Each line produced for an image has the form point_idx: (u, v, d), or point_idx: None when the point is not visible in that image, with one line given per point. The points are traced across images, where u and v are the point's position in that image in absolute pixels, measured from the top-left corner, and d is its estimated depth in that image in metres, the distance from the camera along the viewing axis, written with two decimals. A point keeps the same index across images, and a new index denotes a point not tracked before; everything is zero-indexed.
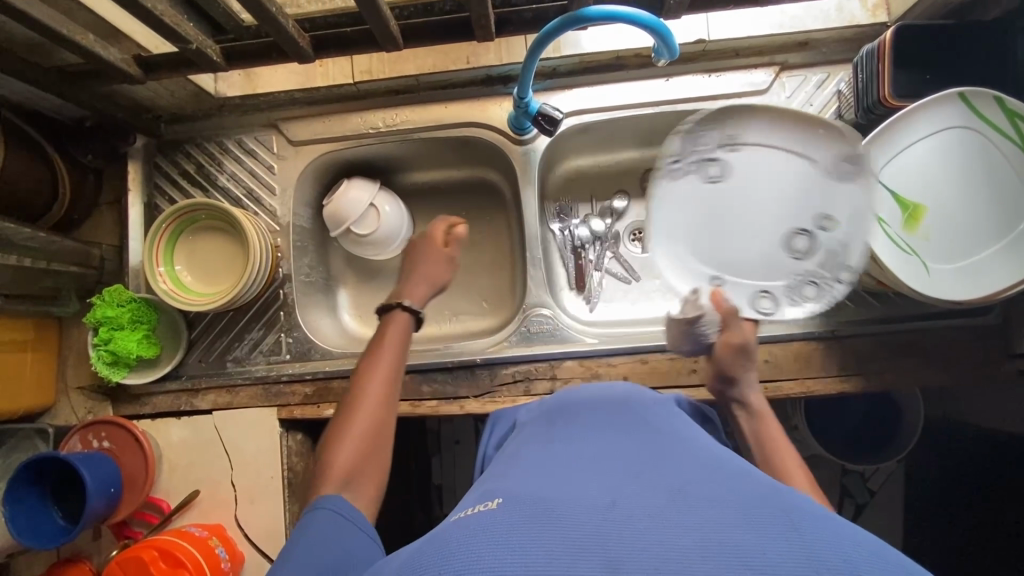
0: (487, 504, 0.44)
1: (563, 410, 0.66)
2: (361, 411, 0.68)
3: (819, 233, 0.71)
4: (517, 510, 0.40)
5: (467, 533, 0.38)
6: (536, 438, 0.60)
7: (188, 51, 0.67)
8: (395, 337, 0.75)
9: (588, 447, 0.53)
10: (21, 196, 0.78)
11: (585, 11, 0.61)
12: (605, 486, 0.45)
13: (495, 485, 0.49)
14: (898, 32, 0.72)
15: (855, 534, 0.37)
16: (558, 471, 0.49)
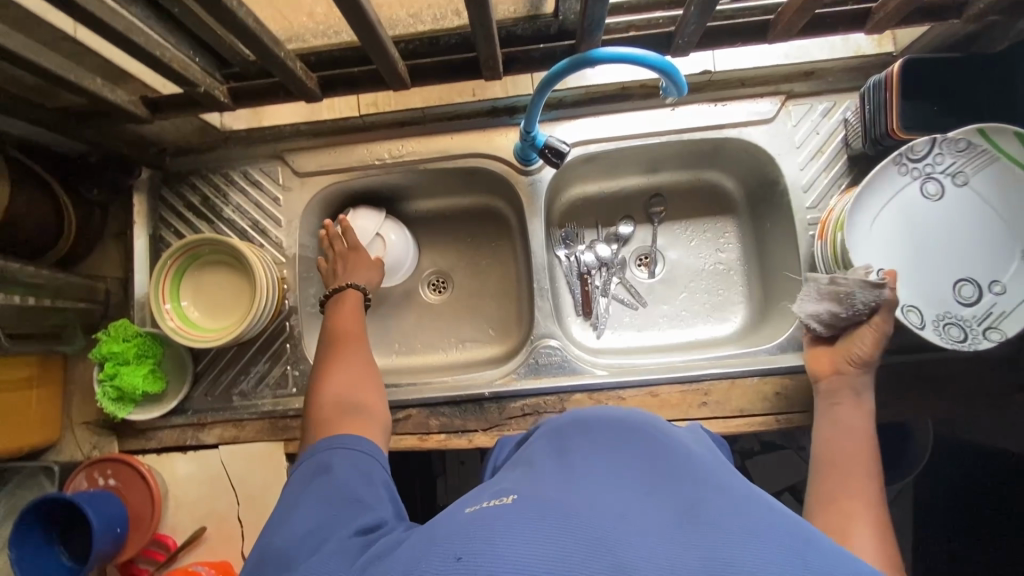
0: (502, 499, 0.43)
1: (588, 408, 0.63)
2: (334, 377, 0.73)
3: (991, 285, 0.69)
4: (531, 507, 0.40)
5: (479, 530, 0.38)
6: (563, 428, 0.57)
7: (194, 92, 0.66)
8: (351, 309, 0.82)
9: (618, 443, 0.51)
10: (26, 234, 0.78)
11: (593, 53, 0.61)
12: (626, 488, 0.43)
13: (511, 482, 0.48)
14: (905, 65, 0.73)
15: None
16: (582, 466, 0.47)
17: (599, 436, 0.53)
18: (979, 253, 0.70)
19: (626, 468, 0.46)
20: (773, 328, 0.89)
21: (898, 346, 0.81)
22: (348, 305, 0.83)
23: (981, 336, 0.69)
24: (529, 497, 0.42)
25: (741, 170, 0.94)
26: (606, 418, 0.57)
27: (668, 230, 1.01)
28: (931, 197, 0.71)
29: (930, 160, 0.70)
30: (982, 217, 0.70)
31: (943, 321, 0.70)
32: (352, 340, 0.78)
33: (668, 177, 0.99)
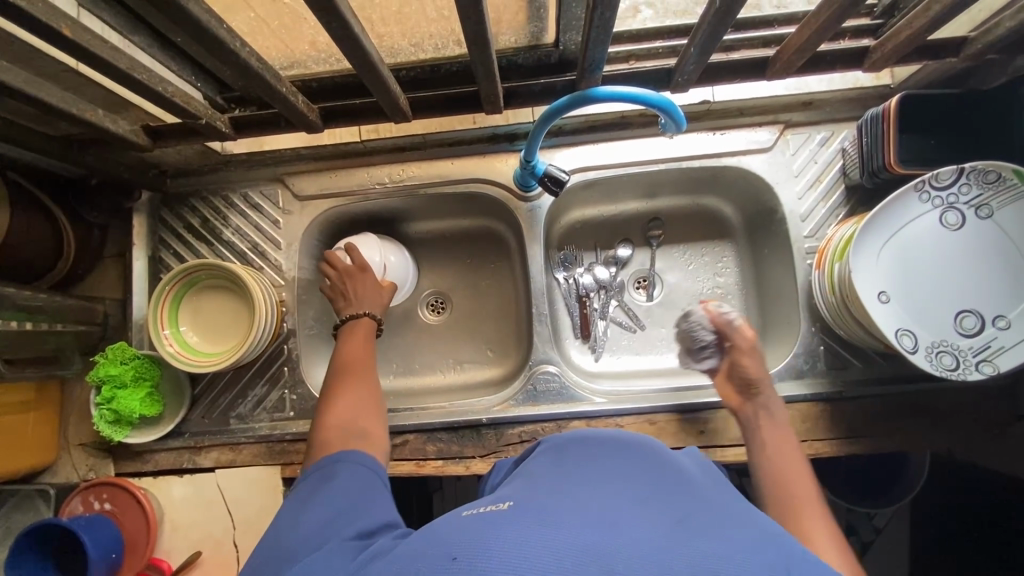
0: (498, 505, 0.44)
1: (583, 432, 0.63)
2: (341, 399, 0.72)
3: (997, 321, 0.65)
4: (526, 512, 0.41)
5: (473, 532, 0.39)
6: (556, 453, 0.57)
7: (196, 124, 0.67)
8: (361, 335, 0.81)
9: (609, 463, 0.52)
10: (26, 259, 0.78)
11: (593, 91, 0.61)
12: (614, 497, 0.44)
13: (503, 493, 0.48)
14: (902, 101, 0.73)
15: None
16: (573, 479, 0.48)
17: (596, 454, 0.54)
18: (993, 284, 0.66)
19: (619, 480, 0.47)
20: (770, 354, 0.90)
21: (895, 376, 0.81)
22: (358, 331, 0.82)
23: (972, 367, 0.65)
24: (524, 504, 0.43)
25: (739, 196, 0.95)
26: (605, 438, 0.58)
27: (667, 253, 1.01)
28: (949, 226, 0.68)
29: (955, 189, 0.67)
30: (996, 250, 0.67)
31: (936, 347, 0.66)
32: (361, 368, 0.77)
33: (667, 201, 0.99)
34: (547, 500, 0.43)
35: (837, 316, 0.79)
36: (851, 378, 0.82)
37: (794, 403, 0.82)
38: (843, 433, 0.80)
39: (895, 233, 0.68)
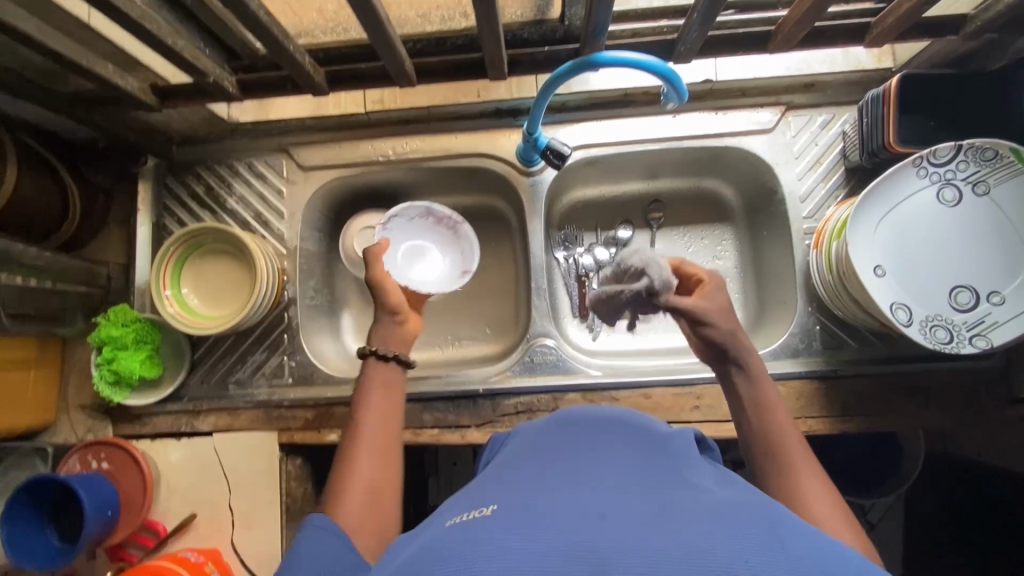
0: (482, 510, 0.44)
1: (571, 426, 0.64)
2: (364, 461, 0.63)
3: (990, 297, 0.66)
4: (510, 517, 0.40)
5: (458, 539, 0.38)
6: (544, 449, 0.58)
7: (204, 83, 0.68)
8: (384, 385, 0.71)
9: (596, 461, 0.52)
10: (31, 217, 0.79)
11: (596, 57, 0.62)
12: (600, 493, 0.44)
13: (488, 493, 0.48)
14: (903, 81, 0.74)
15: (840, 549, 0.36)
16: (559, 481, 0.48)
17: (578, 455, 0.54)
18: (987, 262, 0.67)
19: (602, 481, 0.47)
20: (767, 334, 0.90)
21: (888, 356, 0.82)
22: (382, 380, 0.71)
23: (967, 342, 0.65)
24: (508, 508, 0.43)
25: (740, 178, 0.95)
26: (589, 438, 0.59)
27: (667, 236, 1.01)
28: (946, 203, 0.68)
29: (952, 166, 0.68)
30: (990, 228, 0.68)
31: (930, 321, 0.67)
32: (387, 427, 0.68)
33: (669, 183, 1.00)
34: (530, 503, 0.43)
35: (833, 294, 0.80)
36: (845, 357, 0.83)
37: (788, 380, 0.82)
38: (836, 411, 0.81)
39: (892, 209, 0.69)
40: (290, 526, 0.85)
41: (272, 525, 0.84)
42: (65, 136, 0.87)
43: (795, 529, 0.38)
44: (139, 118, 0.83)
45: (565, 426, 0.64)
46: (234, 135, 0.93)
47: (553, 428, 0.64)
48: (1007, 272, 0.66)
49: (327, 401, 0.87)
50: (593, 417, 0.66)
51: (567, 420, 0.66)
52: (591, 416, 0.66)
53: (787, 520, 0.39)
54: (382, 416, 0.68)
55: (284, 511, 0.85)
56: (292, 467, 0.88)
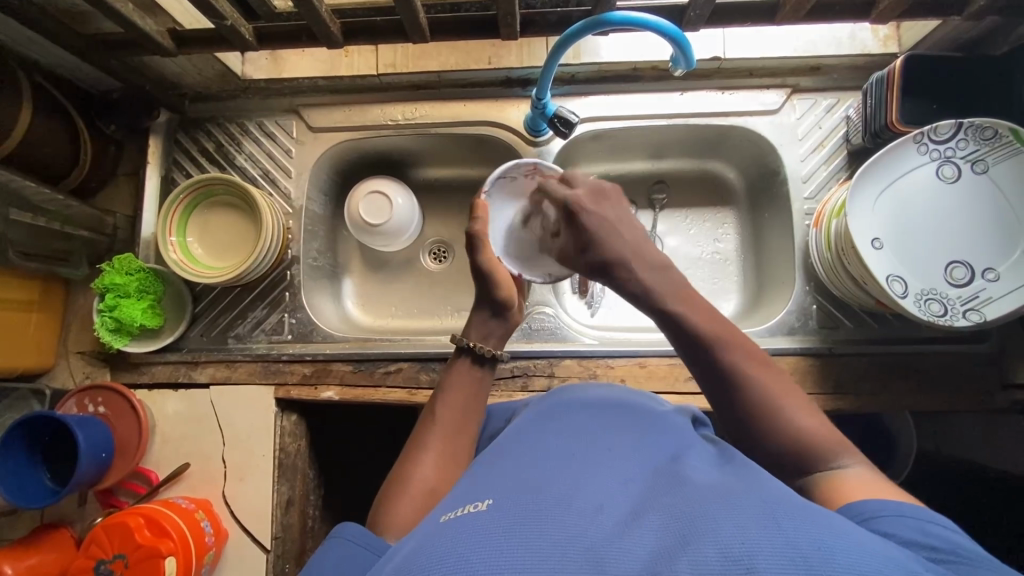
0: (477, 504, 0.43)
1: (566, 406, 0.64)
2: (427, 462, 0.61)
3: (984, 273, 0.67)
4: (507, 516, 0.40)
5: (454, 541, 0.38)
6: (539, 430, 0.58)
7: (222, 27, 0.69)
8: (461, 388, 0.68)
9: (592, 446, 0.52)
10: (43, 159, 0.80)
11: (608, 15, 0.65)
12: (598, 488, 0.44)
13: (484, 481, 0.48)
14: (907, 62, 0.75)
15: (835, 524, 0.37)
16: (557, 468, 0.48)
17: (577, 441, 0.53)
18: (983, 239, 0.68)
19: (603, 473, 0.47)
20: (764, 312, 0.91)
21: (884, 336, 0.83)
22: (461, 384, 0.68)
23: (960, 315, 0.66)
24: (505, 501, 0.42)
25: (744, 160, 0.96)
26: (587, 422, 0.58)
27: (669, 217, 1.02)
28: (945, 179, 0.70)
29: (952, 144, 0.69)
30: (987, 206, 0.69)
31: (925, 295, 0.68)
32: (459, 429, 0.65)
33: (673, 165, 1.01)
34: (529, 497, 0.42)
35: (831, 272, 0.80)
36: (841, 336, 0.84)
37: (784, 356, 0.83)
38: (830, 388, 0.81)
39: (889, 185, 0.70)
40: (282, 480, 0.85)
41: (264, 478, 0.84)
42: (81, 84, 0.88)
43: (798, 512, 0.38)
44: (155, 68, 0.85)
45: (562, 408, 0.63)
46: (247, 94, 0.95)
47: (547, 412, 0.63)
48: (1001, 249, 0.68)
49: (325, 358, 0.88)
50: (590, 399, 0.65)
51: (562, 403, 0.65)
52: (588, 399, 0.65)
53: (793, 503, 0.39)
54: (453, 418, 0.65)
55: (276, 465, 0.85)
56: (287, 422, 0.88)
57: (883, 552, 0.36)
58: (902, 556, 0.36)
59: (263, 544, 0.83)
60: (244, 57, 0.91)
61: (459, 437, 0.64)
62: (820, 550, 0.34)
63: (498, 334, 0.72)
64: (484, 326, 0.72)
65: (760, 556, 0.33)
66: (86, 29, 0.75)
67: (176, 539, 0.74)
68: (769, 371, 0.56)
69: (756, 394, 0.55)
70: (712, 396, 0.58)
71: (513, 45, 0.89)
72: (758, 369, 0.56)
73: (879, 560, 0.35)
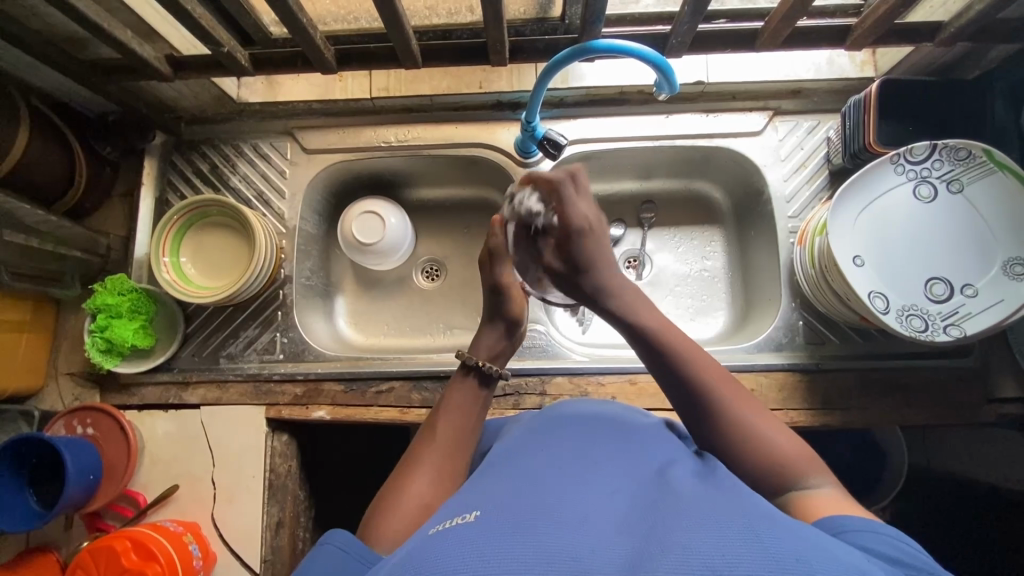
0: (465, 515, 0.43)
1: (556, 420, 0.64)
2: (421, 477, 0.60)
3: (962, 289, 0.69)
4: (496, 524, 0.40)
5: (442, 549, 0.38)
6: (528, 444, 0.58)
7: (219, 54, 0.72)
8: (461, 405, 0.68)
9: (577, 459, 0.52)
10: (39, 181, 0.81)
11: (594, 43, 0.68)
12: (582, 498, 0.45)
13: (473, 495, 0.48)
14: (882, 86, 0.77)
15: (810, 533, 0.38)
16: (544, 480, 0.48)
17: (563, 454, 0.54)
18: (960, 257, 0.70)
19: (592, 484, 0.47)
20: (752, 329, 0.92)
21: (870, 352, 0.84)
22: (462, 401, 0.69)
23: (941, 330, 0.68)
24: (493, 512, 0.43)
25: (729, 180, 0.98)
26: (576, 435, 0.59)
27: (658, 235, 1.04)
28: (922, 199, 0.72)
29: (928, 164, 0.71)
30: (964, 226, 0.71)
31: (907, 311, 0.69)
32: (456, 445, 0.65)
33: (661, 184, 1.03)
34: (516, 508, 0.43)
35: (816, 289, 0.82)
36: (826, 352, 0.85)
37: (772, 371, 0.84)
38: (817, 404, 0.82)
39: (869, 205, 0.72)
40: (272, 503, 0.84)
41: (253, 499, 0.84)
42: (78, 107, 0.90)
43: (777, 524, 0.39)
44: (152, 92, 0.86)
45: (556, 421, 0.64)
46: (242, 116, 0.96)
47: (543, 424, 0.64)
48: (977, 266, 0.69)
49: (317, 377, 0.88)
50: (581, 413, 0.66)
51: (556, 416, 0.66)
52: (581, 412, 0.66)
53: (770, 516, 0.40)
54: (450, 435, 0.65)
55: (267, 486, 0.84)
56: (278, 443, 0.87)
57: (858, 561, 0.36)
58: (874, 567, 0.37)
59: (252, 567, 0.82)
60: (241, 82, 0.93)
61: (454, 457, 0.64)
62: (799, 560, 0.35)
63: (506, 352, 0.74)
64: (495, 344, 0.73)
65: (740, 566, 0.34)
66: (85, 55, 0.77)
67: (164, 564, 0.73)
68: (735, 391, 0.58)
69: (734, 424, 0.56)
70: (687, 418, 0.59)
71: (503, 70, 0.92)
72: (726, 389, 0.58)
73: (851, 567, 0.36)
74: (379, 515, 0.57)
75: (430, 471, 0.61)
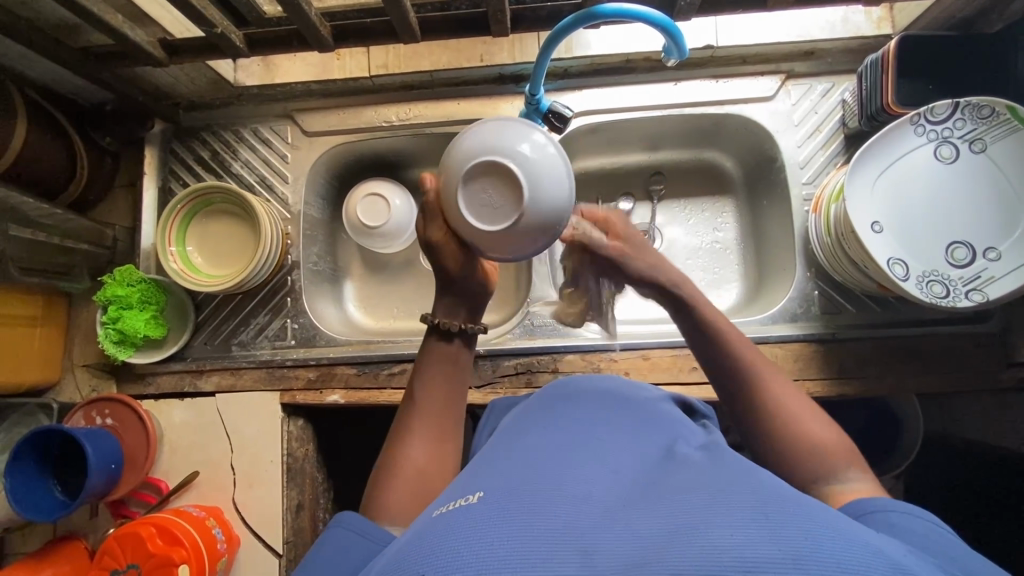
0: (468, 497, 0.42)
1: (565, 398, 0.63)
2: (415, 447, 0.60)
3: (985, 252, 0.67)
4: (496, 508, 0.39)
5: (446, 536, 0.37)
6: (536, 422, 0.57)
7: (213, 35, 0.70)
8: (436, 370, 0.64)
9: (583, 438, 0.51)
10: (41, 174, 0.80)
11: (598, 8, 0.65)
12: (588, 477, 0.44)
13: (482, 473, 0.47)
14: (901, 43, 0.74)
15: (817, 513, 0.36)
16: (549, 459, 0.47)
17: (569, 434, 0.52)
18: (982, 220, 0.68)
19: (592, 464, 0.46)
20: (765, 300, 0.91)
21: (887, 320, 0.83)
22: (433, 367, 0.64)
23: (962, 295, 0.66)
24: (497, 494, 0.41)
25: (741, 148, 0.96)
26: (582, 415, 0.57)
27: (667, 208, 1.02)
28: (943, 159, 0.69)
29: (950, 124, 0.69)
30: (987, 187, 0.69)
31: (927, 277, 0.68)
32: (445, 409, 0.64)
33: (670, 155, 1.00)
34: (523, 488, 0.42)
35: (831, 257, 0.80)
36: (843, 321, 0.84)
37: (787, 343, 0.83)
38: (833, 373, 0.81)
39: (888, 166, 0.70)
40: (291, 486, 0.85)
41: (272, 483, 0.85)
42: (74, 97, 0.88)
43: (783, 502, 0.37)
44: (148, 79, 0.85)
45: (558, 401, 0.62)
46: (240, 101, 0.95)
47: (544, 406, 0.62)
48: (1003, 229, 0.67)
49: (329, 362, 0.88)
50: (589, 390, 0.64)
51: (562, 394, 0.64)
52: (587, 390, 0.64)
53: (776, 489, 0.39)
54: (434, 400, 0.63)
55: (285, 469, 0.85)
56: (293, 427, 0.88)
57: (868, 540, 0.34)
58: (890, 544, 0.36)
59: (275, 549, 0.84)
60: (237, 64, 0.91)
61: (446, 425, 0.63)
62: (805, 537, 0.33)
63: (465, 307, 0.65)
64: (451, 304, 0.64)
65: (747, 544, 0.32)
66: (75, 41, 0.75)
67: (189, 548, 0.74)
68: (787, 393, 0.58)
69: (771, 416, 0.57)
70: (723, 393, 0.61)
71: (504, 42, 0.89)
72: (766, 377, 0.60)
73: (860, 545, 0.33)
74: (376, 486, 0.59)
75: (422, 442, 0.61)
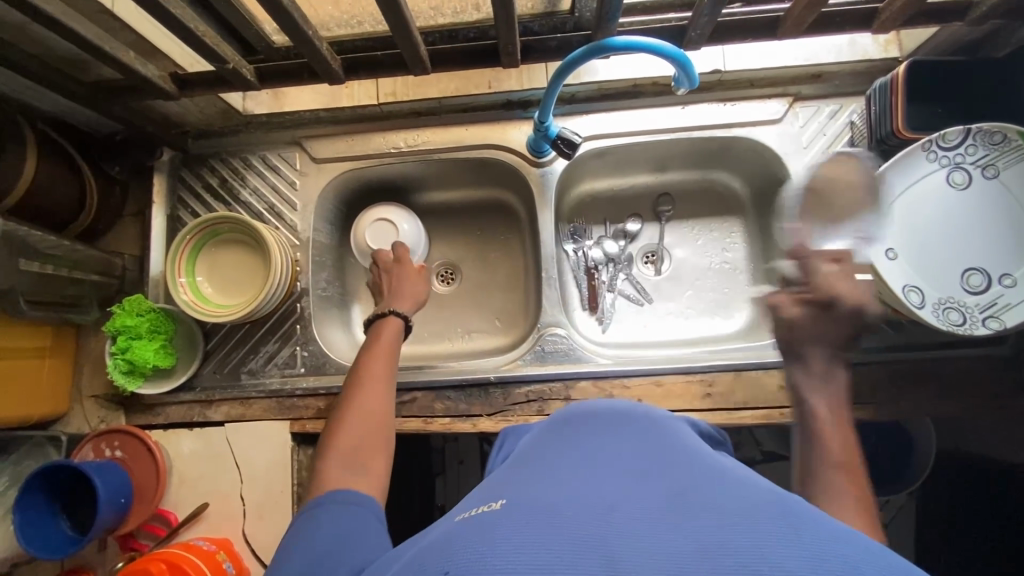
0: (490, 506, 0.42)
1: (579, 417, 0.62)
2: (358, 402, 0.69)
3: (1002, 278, 0.66)
4: (520, 513, 0.38)
5: (469, 541, 0.36)
6: (553, 441, 0.56)
7: (224, 70, 0.70)
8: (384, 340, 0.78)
9: (602, 453, 0.50)
10: (51, 206, 0.80)
11: (609, 41, 0.65)
12: (609, 487, 0.42)
13: (501, 487, 0.46)
14: (911, 67, 0.74)
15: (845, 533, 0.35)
16: (569, 473, 0.46)
17: (588, 450, 0.51)
18: (997, 244, 0.68)
19: (611, 476, 0.45)
20: None
21: (901, 343, 0.82)
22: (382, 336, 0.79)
23: (979, 323, 0.66)
24: (519, 503, 0.41)
25: (749, 170, 0.96)
26: (600, 431, 0.56)
27: (675, 229, 1.02)
28: (956, 185, 0.69)
29: (962, 150, 0.69)
30: (1002, 212, 0.68)
31: (943, 304, 0.67)
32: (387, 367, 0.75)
33: (677, 177, 1.00)
34: (545, 499, 0.40)
35: None
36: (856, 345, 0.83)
37: None
38: (848, 398, 0.81)
39: (901, 191, 0.70)
40: None
41: (282, 515, 0.84)
42: (83, 128, 0.88)
43: (811, 523, 0.35)
44: (157, 110, 0.85)
45: (574, 419, 0.61)
46: (249, 128, 0.95)
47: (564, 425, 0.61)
48: (1019, 255, 0.67)
49: (339, 390, 0.87)
50: (603, 408, 0.63)
51: (576, 414, 0.63)
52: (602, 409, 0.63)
53: (798, 505, 0.38)
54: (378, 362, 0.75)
55: (295, 500, 0.84)
56: (304, 456, 0.87)
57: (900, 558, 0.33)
58: None
59: None
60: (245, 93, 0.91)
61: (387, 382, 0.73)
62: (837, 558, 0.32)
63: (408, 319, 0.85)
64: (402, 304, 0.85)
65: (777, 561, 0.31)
66: (86, 76, 0.75)
67: None
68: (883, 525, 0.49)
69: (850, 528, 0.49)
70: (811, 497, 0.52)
71: (512, 70, 0.90)
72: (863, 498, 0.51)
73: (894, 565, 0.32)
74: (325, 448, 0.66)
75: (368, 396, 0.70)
